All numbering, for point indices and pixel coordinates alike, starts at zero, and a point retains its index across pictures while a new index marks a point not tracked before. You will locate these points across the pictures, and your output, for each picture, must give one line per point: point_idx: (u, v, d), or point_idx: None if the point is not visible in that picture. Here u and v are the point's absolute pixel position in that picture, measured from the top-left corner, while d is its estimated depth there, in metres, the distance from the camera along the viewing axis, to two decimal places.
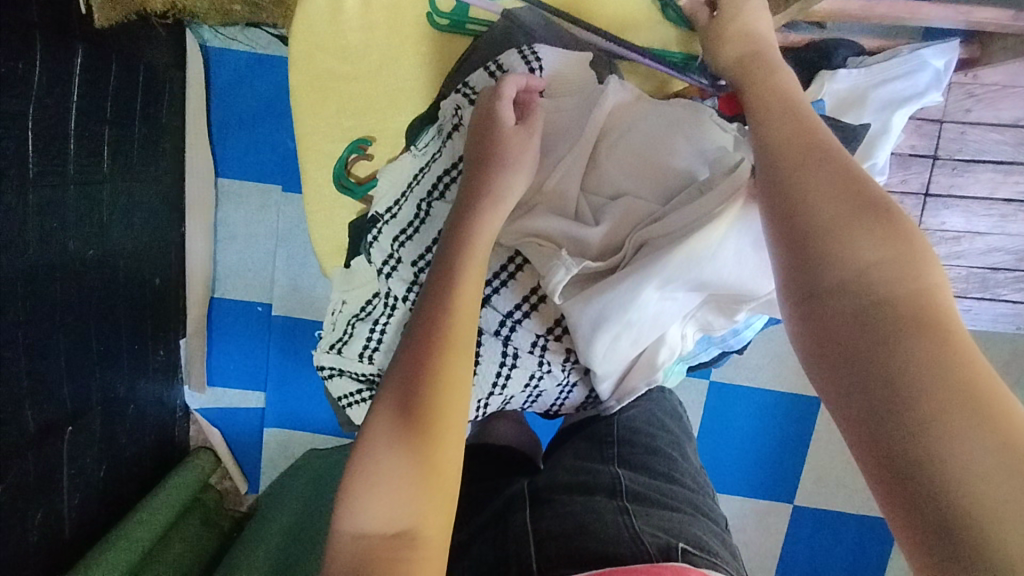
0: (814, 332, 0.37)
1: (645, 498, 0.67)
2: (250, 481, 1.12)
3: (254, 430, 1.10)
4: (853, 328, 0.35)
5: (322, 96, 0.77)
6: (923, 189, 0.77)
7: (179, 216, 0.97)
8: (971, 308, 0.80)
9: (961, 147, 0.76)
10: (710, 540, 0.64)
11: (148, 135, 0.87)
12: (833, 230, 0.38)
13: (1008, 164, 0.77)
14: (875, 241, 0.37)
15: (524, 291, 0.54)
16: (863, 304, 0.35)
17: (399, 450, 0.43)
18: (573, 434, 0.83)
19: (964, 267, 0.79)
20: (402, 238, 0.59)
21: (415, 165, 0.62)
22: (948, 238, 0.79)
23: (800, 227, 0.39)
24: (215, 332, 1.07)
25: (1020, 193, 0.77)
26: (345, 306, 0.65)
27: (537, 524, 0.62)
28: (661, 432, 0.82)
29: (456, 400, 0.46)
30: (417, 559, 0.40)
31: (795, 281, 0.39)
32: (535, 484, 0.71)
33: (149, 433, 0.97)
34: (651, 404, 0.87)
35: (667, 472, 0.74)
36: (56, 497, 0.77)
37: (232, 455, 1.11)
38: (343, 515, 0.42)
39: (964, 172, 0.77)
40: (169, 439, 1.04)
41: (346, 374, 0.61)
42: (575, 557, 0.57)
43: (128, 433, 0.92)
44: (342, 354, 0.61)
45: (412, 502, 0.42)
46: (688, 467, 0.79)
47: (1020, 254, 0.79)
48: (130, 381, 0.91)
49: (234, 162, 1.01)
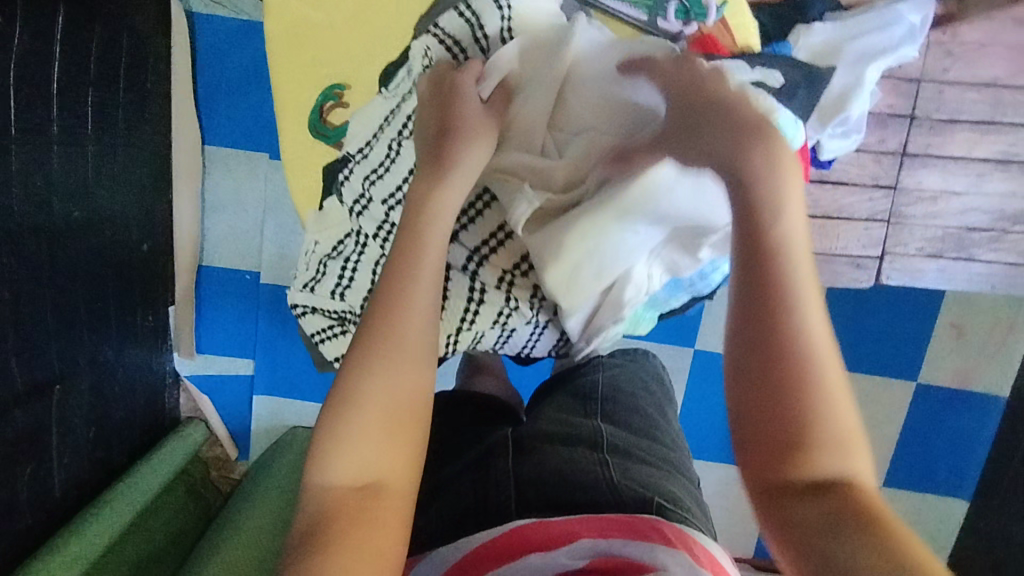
0: (774, 517, 0.43)
1: (625, 451, 0.69)
2: (239, 448, 1.14)
3: (243, 396, 1.11)
4: (805, 522, 0.41)
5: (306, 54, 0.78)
6: (900, 148, 0.78)
7: (166, 183, 0.98)
8: (946, 268, 0.82)
9: (938, 107, 0.77)
10: (683, 496, 0.67)
11: (133, 99, 0.87)
12: (802, 464, 0.43)
13: (987, 123, 0.77)
14: (832, 455, 0.43)
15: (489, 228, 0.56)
16: (816, 503, 0.42)
17: (363, 417, 0.46)
18: (555, 389, 0.84)
19: (939, 227, 0.80)
20: (370, 177, 0.60)
21: (386, 108, 0.63)
22: (925, 198, 0.79)
23: (771, 418, 0.45)
24: (203, 299, 1.07)
25: (998, 152, 0.77)
26: (318, 246, 0.66)
27: (517, 468, 0.66)
28: (644, 391, 0.83)
29: (420, 363, 0.49)
30: (380, 508, 0.44)
31: (761, 465, 0.44)
32: (519, 431, 0.73)
33: (138, 398, 0.98)
34: (632, 364, 0.88)
35: (647, 430, 0.76)
36: (46, 457, 0.78)
37: (221, 421, 1.12)
38: (316, 466, 0.46)
39: (941, 132, 0.77)
40: (159, 406, 1.05)
41: (318, 312, 0.64)
42: (548, 505, 0.61)
43: (117, 397, 0.93)
44: (315, 292, 0.64)
45: (376, 465, 0.46)
46: (669, 426, 0.80)
47: (998, 215, 0.80)
48: (118, 344, 0.92)
49: (221, 129, 1.01)
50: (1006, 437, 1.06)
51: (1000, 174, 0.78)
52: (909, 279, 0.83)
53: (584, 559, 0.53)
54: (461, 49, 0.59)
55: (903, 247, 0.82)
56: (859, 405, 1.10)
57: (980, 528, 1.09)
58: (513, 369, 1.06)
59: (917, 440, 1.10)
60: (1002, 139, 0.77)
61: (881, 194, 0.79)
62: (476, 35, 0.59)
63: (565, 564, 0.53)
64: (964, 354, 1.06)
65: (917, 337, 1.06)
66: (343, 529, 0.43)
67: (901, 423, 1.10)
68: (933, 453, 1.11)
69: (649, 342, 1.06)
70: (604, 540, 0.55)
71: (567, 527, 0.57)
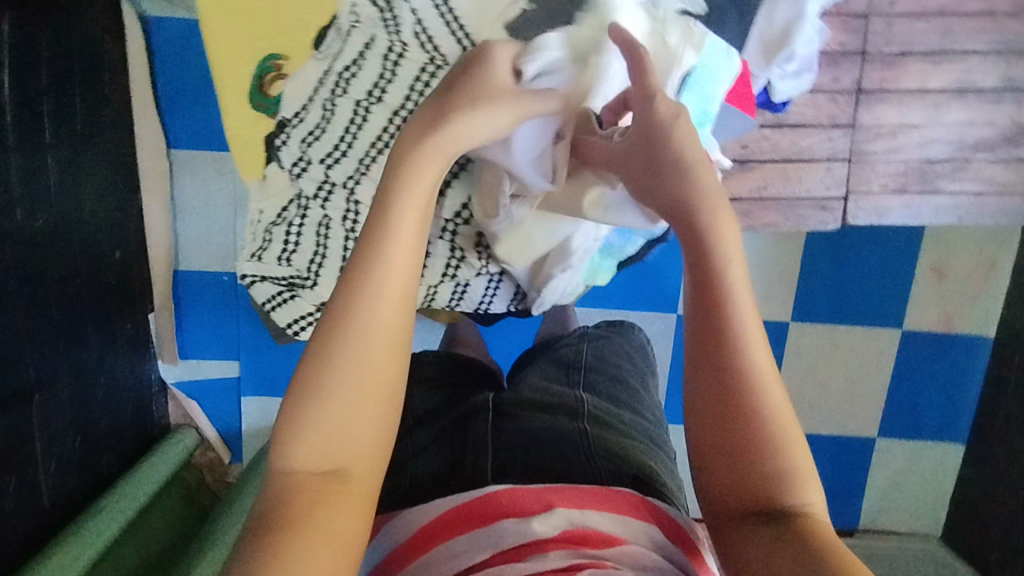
0: (740, 542, 0.45)
1: (604, 422, 0.74)
2: (233, 451, 1.14)
3: (231, 399, 1.11)
4: (771, 539, 0.44)
5: (250, 36, 0.77)
6: (854, 86, 0.79)
7: (134, 189, 0.98)
8: (912, 203, 0.83)
9: (889, 40, 0.78)
10: (660, 470, 0.71)
11: (91, 106, 0.87)
12: (756, 491, 0.47)
13: (938, 53, 0.78)
14: (789, 476, 0.47)
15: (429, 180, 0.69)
16: (777, 526, 0.45)
17: (326, 410, 0.47)
18: (542, 356, 0.91)
19: (900, 161, 0.81)
20: (307, 138, 0.69)
21: (317, 69, 0.68)
22: (884, 133, 0.80)
23: (737, 445, 0.48)
24: (183, 304, 1.07)
25: (953, 82, 0.78)
26: (262, 214, 0.74)
27: (496, 432, 0.71)
28: (627, 365, 0.88)
29: (388, 356, 0.49)
30: (343, 495, 0.45)
31: (726, 493, 0.47)
32: (500, 397, 0.78)
33: (123, 407, 0.98)
34: (617, 338, 0.93)
35: (629, 402, 0.81)
36: (33, 466, 0.78)
37: (211, 425, 1.12)
38: (280, 449, 0.47)
39: (893, 66, 0.78)
40: (147, 416, 1.05)
41: (267, 280, 0.73)
42: (526, 471, 0.65)
43: (101, 406, 0.92)
44: (263, 261, 0.72)
45: (340, 455, 0.47)
46: (650, 401, 0.85)
47: (958, 145, 0.81)
48: (98, 353, 0.92)
49: (185, 131, 1.00)
50: (996, 376, 1.06)
51: (957, 104, 0.79)
52: (877, 217, 0.85)
53: (557, 528, 0.56)
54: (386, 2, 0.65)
55: (867, 185, 0.83)
56: (846, 355, 1.10)
57: (977, 467, 1.09)
58: (500, 340, 1.08)
59: (908, 387, 1.10)
60: (955, 68, 0.78)
61: (839, 133, 0.81)
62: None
63: (538, 532, 0.56)
64: (947, 296, 1.06)
65: (899, 283, 1.05)
66: (305, 509, 0.44)
67: (890, 370, 1.10)
68: (923, 398, 1.11)
69: (631, 308, 1.07)
70: (580, 512, 0.59)
71: (543, 497, 0.60)
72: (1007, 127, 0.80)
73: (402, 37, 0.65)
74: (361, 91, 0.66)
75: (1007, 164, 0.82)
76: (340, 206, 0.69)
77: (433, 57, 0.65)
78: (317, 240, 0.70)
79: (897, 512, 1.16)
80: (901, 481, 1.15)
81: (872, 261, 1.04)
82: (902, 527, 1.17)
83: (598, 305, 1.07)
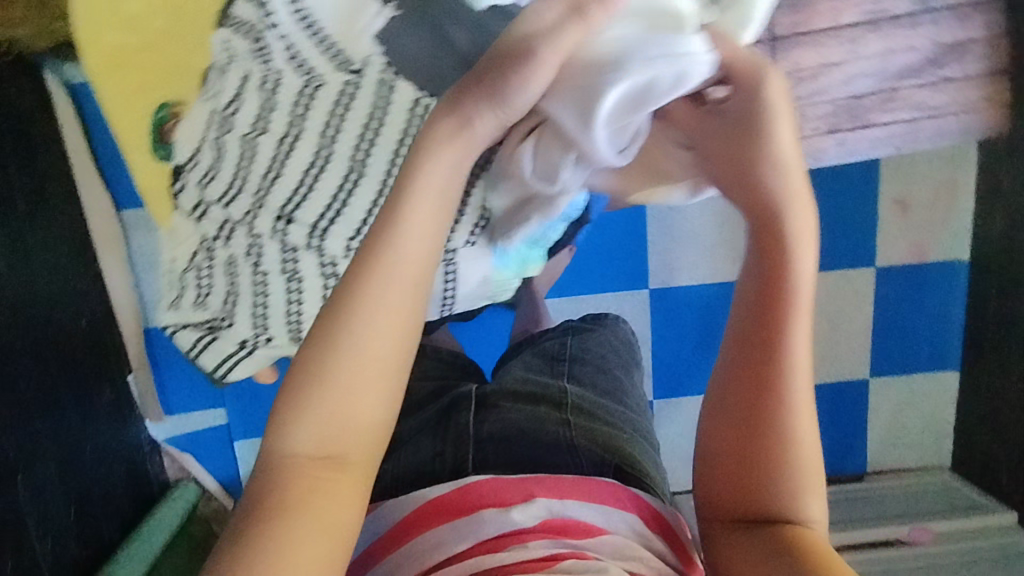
0: (738, 536, 0.57)
1: (588, 412, 0.74)
2: (234, 495, 1.14)
3: (223, 446, 1.12)
4: (762, 540, 0.55)
5: (140, 85, 0.70)
6: (768, 35, 0.78)
7: (89, 257, 0.98)
8: (844, 140, 0.84)
9: None
10: (645, 459, 0.71)
11: (30, 181, 0.87)
12: (762, 493, 0.57)
13: None
14: (790, 486, 0.57)
15: (320, 205, 0.62)
16: (766, 526, 0.56)
17: (327, 400, 0.49)
18: (527, 348, 0.92)
19: (828, 102, 0.81)
20: (204, 181, 0.66)
21: (204, 110, 0.64)
22: (806, 77, 0.80)
23: (750, 454, 0.58)
24: (160, 361, 1.07)
25: (866, 13, 0.78)
26: (176, 262, 0.72)
27: (477, 425, 0.71)
28: (612, 356, 0.88)
29: (392, 344, 0.50)
30: (338, 481, 0.49)
31: (732, 490, 0.58)
32: (483, 388, 0.79)
33: (115, 472, 0.99)
34: (601, 330, 0.93)
35: (614, 391, 0.81)
36: (28, 544, 0.78)
37: (209, 474, 1.13)
38: (280, 431, 0.49)
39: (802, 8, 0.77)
40: (142, 476, 1.05)
41: (187, 327, 0.73)
42: (507, 465, 0.66)
43: (92, 475, 0.93)
44: (180, 309, 0.73)
45: (336, 436, 0.49)
46: (634, 391, 0.85)
47: (883, 76, 0.80)
48: (80, 423, 0.92)
49: (129, 191, 1.00)
50: (977, 298, 1.05)
51: (872, 36, 0.78)
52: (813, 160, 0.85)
53: (537, 518, 0.58)
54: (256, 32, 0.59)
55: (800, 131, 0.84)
56: (822, 301, 1.09)
57: (973, 391, 1.08)
58: (478, 345, 1.07)
59: (889, 324, 1.10)
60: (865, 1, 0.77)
61: None
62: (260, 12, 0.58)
63: (517, 522, 0.57)
64: (912, 227, 1.05)
65: (861, 222, 1.05)
66: (302, 495, 0.48)
67: (869, 310, 1.09)
68: (907, 332, 1.10)
69: (602, 291, 1.07)
70: (560, 501, 0.60)
71: (524, 488, 0.61)
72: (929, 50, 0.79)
73: (276, 67, 0.60)
74: (246, 125, 0.62)
75: (937, 87, 0.82)
76: (241, 244, 0.67)
77: (307, 78, 0.59)
78: (227, 281, 0.69)
79: (902, 448, 1.15)
80: (901, 417, 1.14)
81: (831, 205, 1.03)
82: (910, 463, 1.16)
83: (570, 295, 1.07)
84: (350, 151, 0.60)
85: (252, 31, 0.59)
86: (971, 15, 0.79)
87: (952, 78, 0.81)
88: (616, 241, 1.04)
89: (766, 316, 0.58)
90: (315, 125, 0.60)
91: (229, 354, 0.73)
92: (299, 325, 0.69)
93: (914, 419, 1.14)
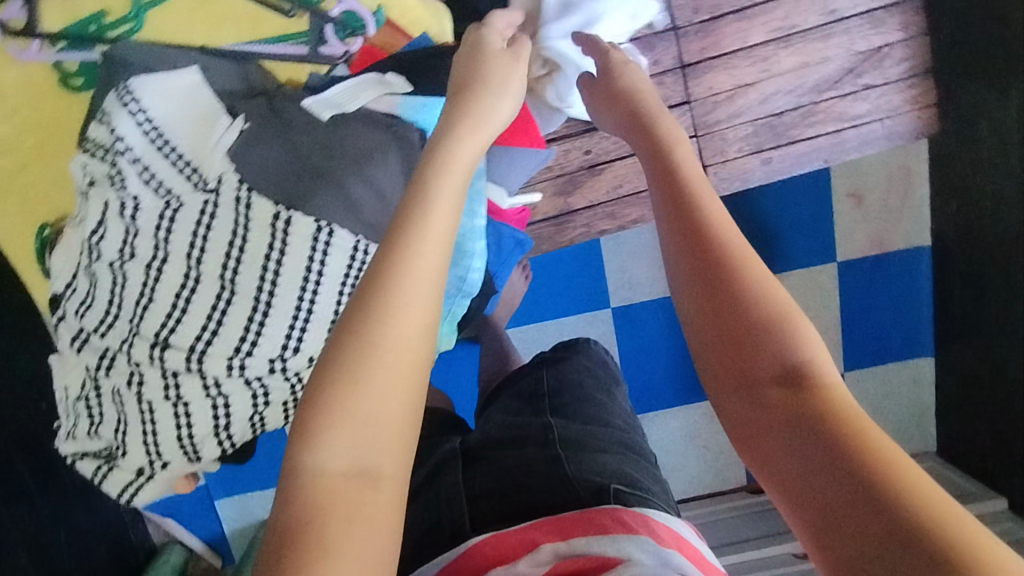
0: (750, 433, 0.42)
1: (579, 440, 0.62)
2: (223, 555, 1.16)
3: (204, 504, 1.13)
4: (785, 423, 0.41)
5: (26, 209, 0.80)
6: (677, 63, 0.81)
7: None
8: (769, 158, 0.84)
9: (696, 9, 0.79)
10: (644, 478, 0.60)
11: None
12: (760, 377, 0.43)
13: (750, 8, 0.79)
14: (796, 355, 0.43)
15: (196, 327, 0.61)
16: (786, 406, 0.41)
17: (383, 386, 0.40)
18: (505, 391, 0.82)
19: (747, 123, 0.83)
20: (81, 308, 0.66)
21: (77, 237, 0.67)
22: (721, 100, 0.82)
23: (737, 333, 0.45)
24: None
25: (775, 30, 0.79)
26: (67, 390, 0.69)
27: (466, 483, 0.61)
28: (591, 381, 0.76)
29: (421, 331, 0.42)
30: (377, 499, 0.38)
31: (733, 389, 0.44)
32: (466, 442, 0.69)
33: (92, 547, 0.99)
34: (575, 355, 0.82)
35: (602, 414, 0.70)
36: None
37: (194, 535, 1.14)
38: (307, 448, 0.39)
39: (709, 33, 0.79)
40: (127, 544, 1.06)
41: (88, 454, 0.69)
42: (501, 517, 0.56)
43: (65, 554, 0.93)
44: (77, 438, 0.69)
45: (373, 438, 0.40)
46: (621, 411, 0.73)
47: (800, 91, 0.82)
48: (47, 505, 0.92)
49: None
50: (942, 283, 1.04)
51: (785, 51, 0.80)
52: (741, 181, 0.86)
53: (546, 565, 0.48)
54: (105, 154, 0.64)
55: (726, 151, 0.85)
56: None
57: (950, 376, 1.06)
58: (448, 388, 1.04)
59: (857, 319, 1.08)
60: (774, 16, 0.79)
61: (679, 112, 0.82)
62: (112, 137, 0.64)
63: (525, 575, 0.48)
64: (870, 218, 1.04)
65: (819, 219, 1.03)
66: (343, 523, 0.37)
67: (836, 305, 1.07)
68: (876, 321, 1.08)
69: (564, 316, 1.05)
70: (566, 543, 0.49)
71: (525, 537, 0.51)
72: (844, 59, 0.80)
73: (130, 192, 0.63)
74: (113, 253, 0.63)
75: (860, 96, 0.82)
76: (123, 372, 0.63)
77: (166, 200, 0.63)
78: (116, 411, 0.65)
79: None
80: (882, 408, 1.12)
81: (786, 208, 1.02)
82: None
83: (529, 325, 1.06)
84: (218, 269, 0.61)
85: (106, 154, 0.64)
86: (885, 19, 0.80)
87: (872, 85, 0.82)
88: (571, 265, 1.03)
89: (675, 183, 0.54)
90: (182, 246, 0.61)
91: (129, 483, 0.68)
92: (193, 447, 0.65)
93: (894, 408, 1.13)
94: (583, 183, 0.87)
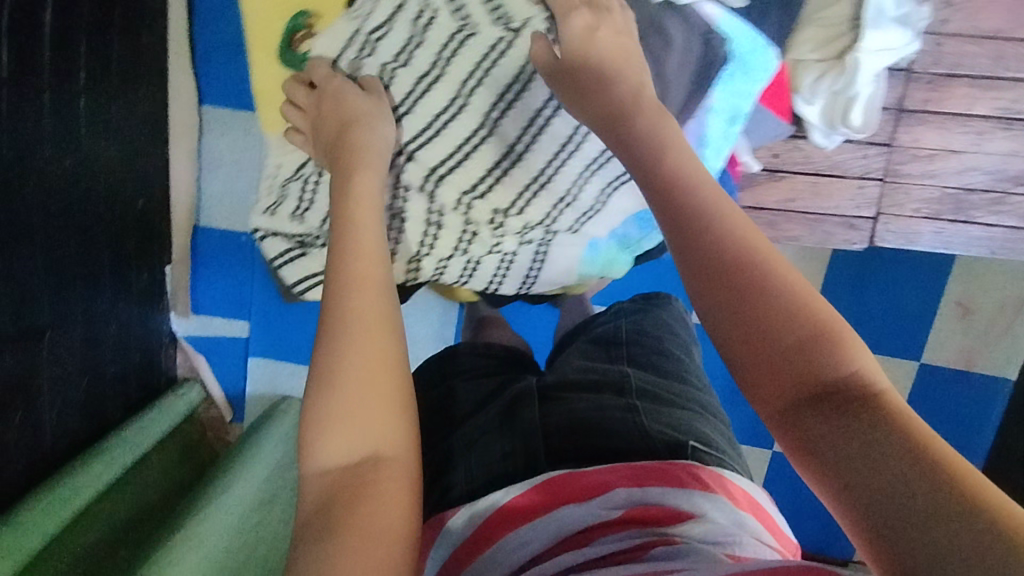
0: (801, 448, 0.42)
1: (657, 396, 0.66)
2: (234, 410, 1.17)
3: (238, 359, 1.14)
4: (840, 439, 0.40)
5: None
6: (897, 104, 0.81)
7: (161, 142, 0.97)
8: (943, 230, 0.85)
9: (936, 60, 0.78)
10: (716, 438, 0.65)
11: (127, 54, 0.86)
12: (813, 384, 0.43)
13: (987, 78, 0.78)
14: (838, 363, 0.43)
15: (442, 153, 0.75)
16: (840, 417, 0.41)
17: (351, 371, 0.48)
18: (580, 335, 0.83)
19: (936, 187, 0.84)
20: None
21: (349, 27, 0.73)
22: (922, 156, 0.83)
23: (769, 346, 0.45)
24: (199, 256, 1.08)
25: (1000, 108, 0.79)
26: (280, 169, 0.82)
27: (544, 420, 0.64)
28: (670, 337, 0.78)
29: (371, 318, 0.51)
30: (377, 480, 0.45)
31: (778, 409, 0.44)
32: (541, 381, 0.72)
33: (131, 354, 1.00)
34: (654, 309, 0.82)
35: (680, 372, 0.72)
36: (37, 403, 0.79)
37: (217, 384, 1.16)
38: (309, 451, 0.47)
39: (940, 87, 0.79)
40: (155, 366, 1.07)
41: (278, 234, 0.84)
42: (578, 457, 0.60)
43: (111, 349, 0.94)
44: (275, 216, 0.83)
45: (363, 429, 0.46)
46: (696, 365, 0.76)
47: (998, 175, 0.82)
48: (111, 299, 0.92)
49: (217, 89, 0.98)
50: None
51: (1001, 133, 0.80)
52: (906, 240, 0.87)
53: (620, 508, 0.53)
54: None
55: (901, 208, 0.86)
56: None
57: None
58: (522, 331, 1.06)
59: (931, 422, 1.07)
60: (1004, 95, 0.78)
61: (875, 151, 0.84)
62: None
63: (599, 512, 0.53)
64: (979, 331, 1.03)
65: (928, 313, 1.03)
66: (348, 504, 0.43)
67: (917, 399, 1.07)
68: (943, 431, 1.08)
69: None
70: (641, 490, 0.54)
71: (600, 478, 0.56)
72: None
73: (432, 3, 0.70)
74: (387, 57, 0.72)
75: None
76: None
77: (460, 25, 0.69)
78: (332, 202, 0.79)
79: None
80: None
81: (909, 288, 1.02)
82: None
83: None
84: (484, 108, 0.72)
85: None
86: None
87: None
88: None
89: (675, 199, 0.53)
90: (461, 72, 0.71)
91: (313, 273, 0.85)
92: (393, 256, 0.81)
93: None
94: (758, 183, 0.88)
